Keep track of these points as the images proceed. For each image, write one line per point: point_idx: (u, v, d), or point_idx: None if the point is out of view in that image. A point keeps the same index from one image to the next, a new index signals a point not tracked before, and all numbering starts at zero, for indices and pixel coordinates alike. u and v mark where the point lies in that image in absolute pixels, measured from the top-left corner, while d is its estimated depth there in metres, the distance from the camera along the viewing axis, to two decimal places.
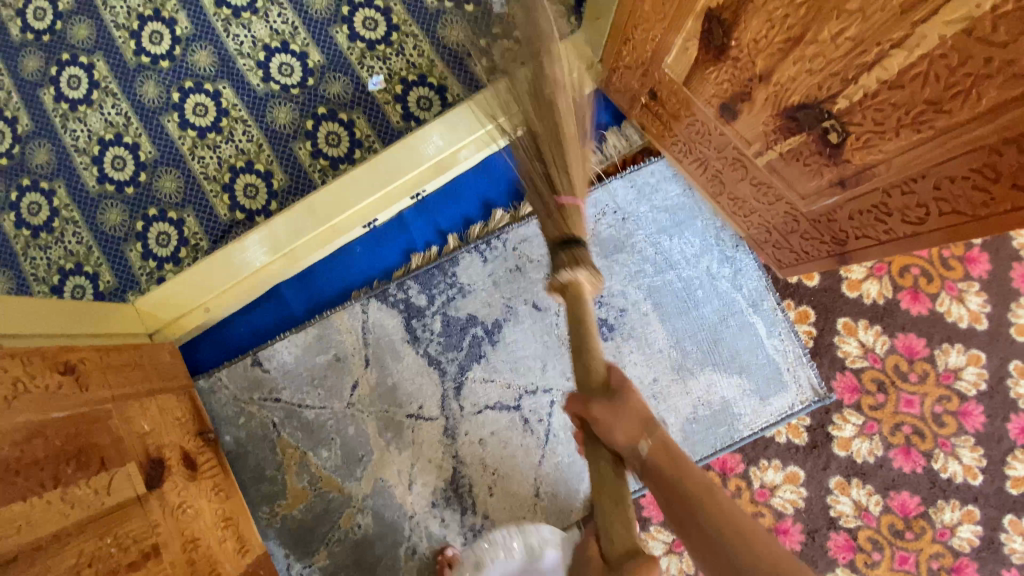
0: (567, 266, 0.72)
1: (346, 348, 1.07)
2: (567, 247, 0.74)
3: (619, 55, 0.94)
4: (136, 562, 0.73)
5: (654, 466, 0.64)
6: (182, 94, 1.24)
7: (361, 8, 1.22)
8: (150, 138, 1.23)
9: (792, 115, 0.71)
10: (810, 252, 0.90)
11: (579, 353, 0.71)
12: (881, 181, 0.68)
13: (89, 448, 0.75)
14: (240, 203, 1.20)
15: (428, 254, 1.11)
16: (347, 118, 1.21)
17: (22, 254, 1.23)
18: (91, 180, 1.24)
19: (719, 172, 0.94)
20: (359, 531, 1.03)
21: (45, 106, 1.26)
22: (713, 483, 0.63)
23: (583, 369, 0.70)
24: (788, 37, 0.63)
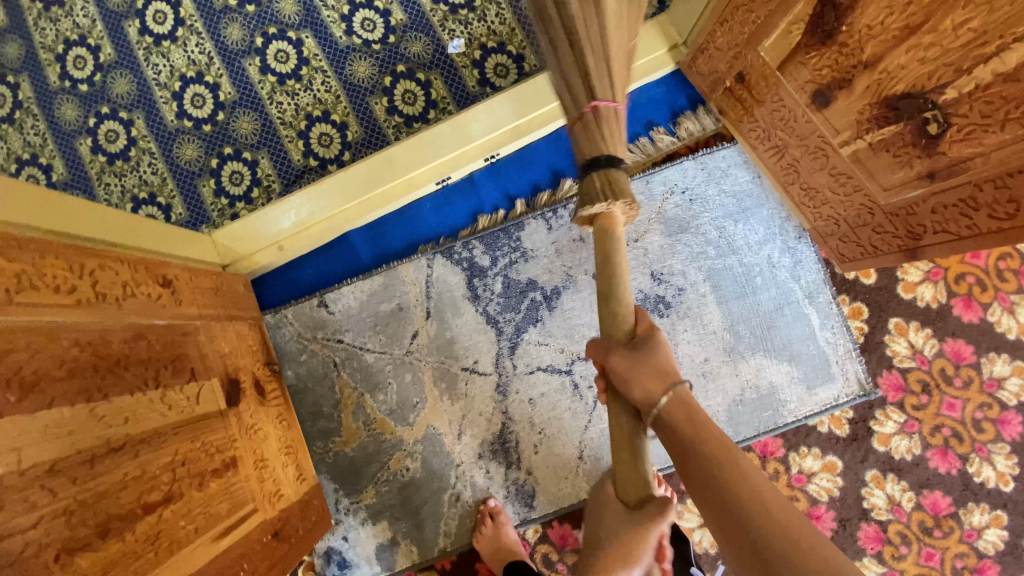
0: (602, 195, 0.67)
1: (409, 298, 1.11)
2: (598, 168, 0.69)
3: (712, 35, 0.95)
4: (219, 470, 0.77)
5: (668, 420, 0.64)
6: (265, 39, 1.26)
7: None
8: (230, 79, 1.26)
9: (892, 104, 0.72)
10: (879, 247, 0.91)
11: (607, 298, 0.69)
12: (973, 175, 0.68)
13: (181, 357, 0.78)
14: (314, 150, 1.24)
15: (495, 217, 1.14)
16: (424, 78, 1.23)
17: (97, 179, 1.27)
18: (169, 114, 1.27)
19: (797, 161, 0.96)
20: (407, 474, 1.07)
21: (129, 37, 1.29)
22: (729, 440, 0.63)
23: (610, 317, 0.70)
24: (907, 24, 0.65)
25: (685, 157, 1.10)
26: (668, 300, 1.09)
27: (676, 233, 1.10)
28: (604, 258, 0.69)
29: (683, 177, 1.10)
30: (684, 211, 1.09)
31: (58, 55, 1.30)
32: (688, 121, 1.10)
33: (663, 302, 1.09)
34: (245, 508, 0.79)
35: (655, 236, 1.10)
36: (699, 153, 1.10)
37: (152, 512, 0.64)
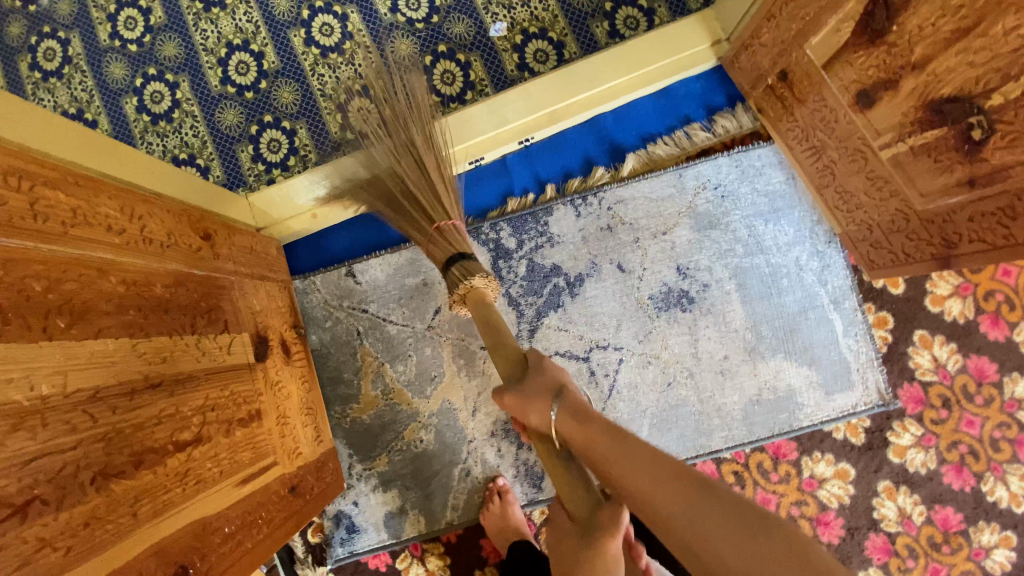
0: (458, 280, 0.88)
1: (434, 274, 1.13)
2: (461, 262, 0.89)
3: (758, 31, 0.95)
4: (244, 420, 0.79)
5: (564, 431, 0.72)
6: (312, 12, 1.28)
7: None
8: (275, 49, 1.29)
9: (938, 107, 0.72)
10: (911, 255, 0.90)
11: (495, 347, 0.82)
12: (1015, 184, 0.68)
13: (217, 309, 0.81)
14: (351, 124, 1.26)
15: (524, 201, 1.15)
16: (464, 60, 1.25)
17: (140, 138, 1.31)
18: (214, 79, 1.30)
19: (833, 163, 0.95)
20: (420, 445, 1.09)
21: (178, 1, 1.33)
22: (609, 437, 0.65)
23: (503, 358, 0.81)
24: (959, 27, 0.65)
25: (719, 154, 1.10)
26: (691, 295, 1.09)
27: (704, 229, 1.10)
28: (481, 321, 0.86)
29: (716, 174, 1.10)
30: (714, 207, 1.09)
31: (111, 15, 1.34)
32: (723, 119, 1.10)
33: (686, 296, 1.09)
34: (266, 459, 0.82)
35: (683, 230, 1.10)
36: (734, 150, 1.10)
37: (182, 450, 0.66)
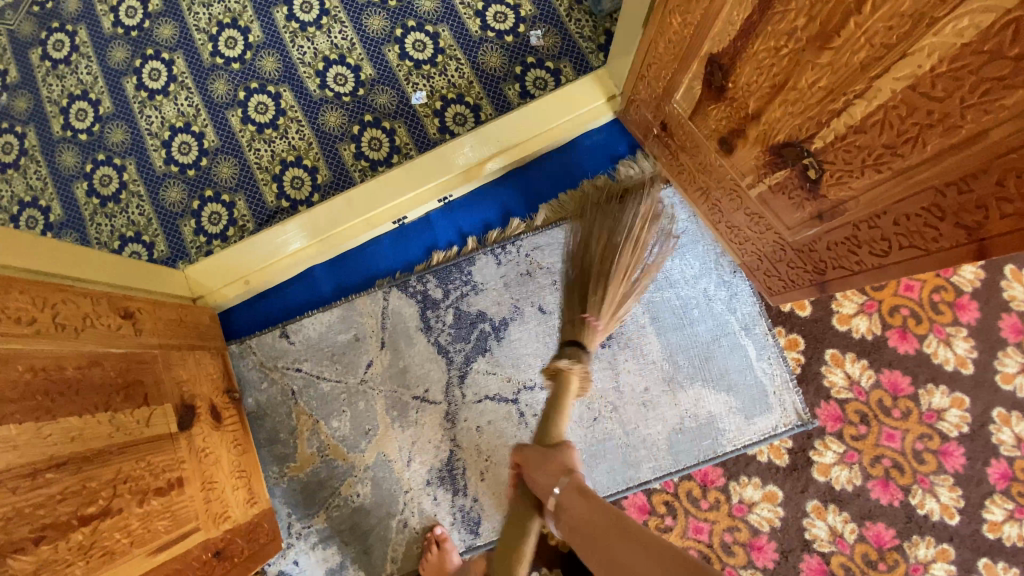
0: (567, 356, 0.87)
1: (365, 329, 1.18)
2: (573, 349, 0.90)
3: (636, 89, 1.05)
4: (163, 488, 0.83)
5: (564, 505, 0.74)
6: (248, 92, 1.40)
7: (413, 32, 1.38)
8: (214, 128, 1.39)
9: (778, 152, 0.78)
10: (796, 280, 0.96)
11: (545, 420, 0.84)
12: (851, 216, 0.74)
13: (136, 384, 0.86)
14: (286, 192, 1.34)
15: (449, 253, 1.21)
16: (389, 127, 1.35)
17: (90, 220, 1.38)
18: (158, 160, 1.39)
19: (718, 202, 1.03)
20: (357, 499, 1.12)
21: (126, 92, 1.44)
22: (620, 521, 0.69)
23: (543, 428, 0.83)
24: (774, 83, 0.71)
25: None
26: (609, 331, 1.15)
27: None
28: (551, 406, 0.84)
29: None
30: None
31: (64, 109, 1.45)
32: (626, 165, 1.19)
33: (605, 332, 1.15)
34: (187, 526, 0.85)
35: None
36: None
37: (88, 523, 0.70)
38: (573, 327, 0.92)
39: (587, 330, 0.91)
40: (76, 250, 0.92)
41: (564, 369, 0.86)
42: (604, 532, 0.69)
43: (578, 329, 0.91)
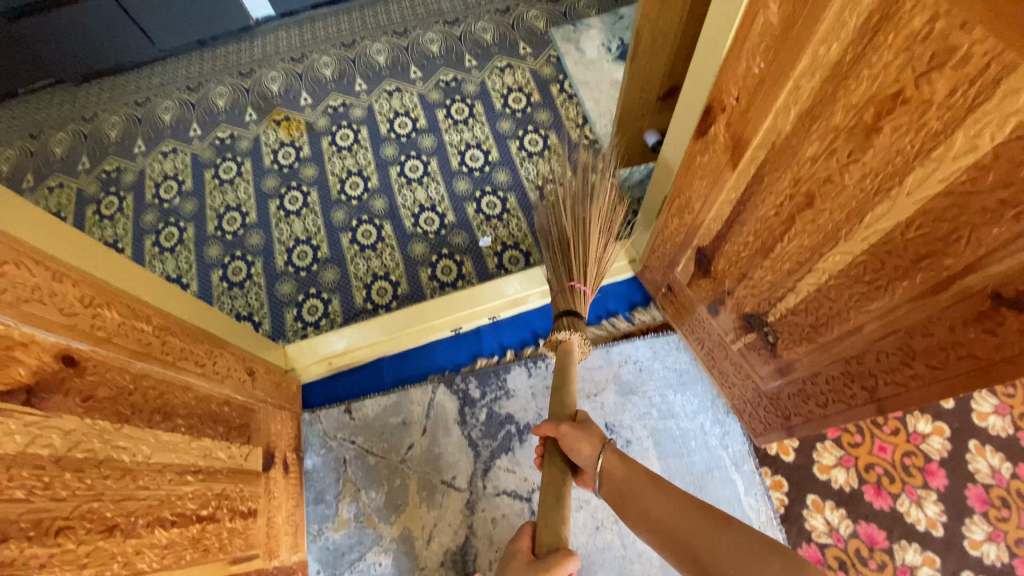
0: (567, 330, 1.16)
1: (413, 415, 1.43)
2: (569, 316, 1.20)
3: (650, 257, 1.40)
4: (245, 513, 1.04)
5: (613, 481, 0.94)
6: (359, 222, 1.86)
7: (488, 195, 1.88)
8: (328, 244, 1.82)
9: (748, 320, 1.07)
10: (771, 424, 1.18)
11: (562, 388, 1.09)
12: (800, 374, 0.99)
13: (245, 426, 1.12)
14: (372, 298, 1.72)
15: (490, 360, 1.50)
16: (460, 260, 1.76)
17: (217, 299, 1.77)
18: (280, 261, 1.81)
19: (712, 351, 1.30)
20: (380, 567, 1.28)
21: (269, 209, 1.93)
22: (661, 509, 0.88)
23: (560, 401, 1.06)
24: (740, 272, 1.02)
25: (637, 337, 1.47)
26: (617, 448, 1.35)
27: (626, 394, 1.40)
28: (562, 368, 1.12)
29: (634, 353, 1.44)
30: (634, 377, 1.42)
31: (220, 215, 1.94)
32: (641, 312, 1.51)
33: None
34: (252, 551, 1.04)
35: (610, 394, 1.40)
36: (648, 335, 1.47)
37: (200, 522, 0.91)
38: (564, 296, 1.22)
39: (575, 297, 1.20)
40: (220, 313, 1.20)
41: (565, 341, 1.14)
42: (641, 490, 0.91)
43: (570, 296, 1.21)
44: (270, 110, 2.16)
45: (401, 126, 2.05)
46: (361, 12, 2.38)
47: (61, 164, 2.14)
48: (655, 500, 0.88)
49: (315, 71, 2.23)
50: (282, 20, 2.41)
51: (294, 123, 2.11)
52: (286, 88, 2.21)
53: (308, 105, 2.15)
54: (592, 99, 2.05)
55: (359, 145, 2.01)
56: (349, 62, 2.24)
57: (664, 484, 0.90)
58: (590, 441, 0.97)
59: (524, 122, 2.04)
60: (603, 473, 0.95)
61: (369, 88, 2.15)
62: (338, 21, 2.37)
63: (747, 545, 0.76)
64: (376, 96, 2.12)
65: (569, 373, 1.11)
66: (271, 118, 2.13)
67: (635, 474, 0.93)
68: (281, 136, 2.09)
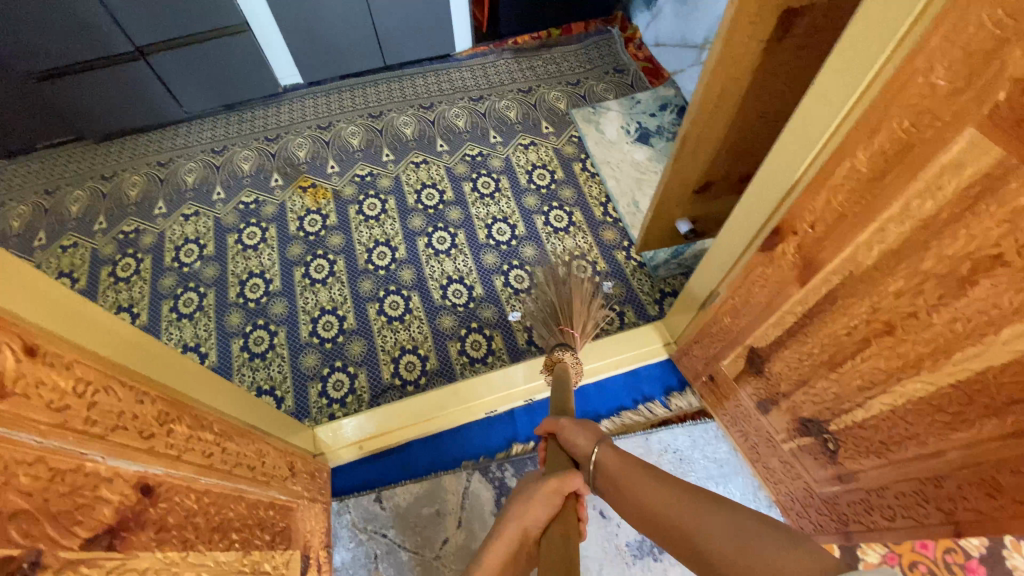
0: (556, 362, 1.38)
1: (447, 505, 1.38)
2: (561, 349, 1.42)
3: (691, 347, 1.42)
4: None
5: (604, 465, 1.01)
6: (386, 292, 1.85)
7: (516, 269, 1.91)
8: (354, 314, 1.80)
9: (805, 424, 1.08)
10: (824, 526, 1.16)
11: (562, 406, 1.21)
12: (864, 484, 0.99)
13: (286, 529, 1.06)
14: (400, 373, 1.68)
15: (527, 446, 1.47)
16: (489, 333, 1.75)
17: (236, 370, 1.72)
18: (304, 331, 1.78)
19: (756, 445, 1.30)
20: None
21: (293, 277, 1.91)
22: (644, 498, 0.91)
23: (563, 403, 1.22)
24: (800, 378, 1.04)
25: (675, 424, 1.46)
26: None
27: None
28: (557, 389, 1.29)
29: (673, 441, 1.43)
30: (675, 468, 1.40)
31: (242, 281, 1.91)
32: (677, 398, 1.50)
33: None
34: None
35: None
36: (687, 422, 1.46)
37: None
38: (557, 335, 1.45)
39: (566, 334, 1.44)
40: (258, 398, 1.14)
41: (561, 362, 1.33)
42: (629, 477, 0.96)
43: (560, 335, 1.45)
44: (296, 176, 2.19)
45: (429, 198, 2.12)
46: (388, 86, 2.48)
47: (77, 223, 2.10)
48: (643, 487, 0.93)
49: (343, 140, 2.29)
50: (310, 89, 2.48)
51: (320, 189, 2.14)
52: (313, 155, 2.25)
53: (335, 173, 2.19)
54: (613, 178, 2.13)
55: (388, 216, 2.06)
56: (377, 133, 2.31)
57: (655, 471, 0.95)
58: (587, 434, 1.08)
59: (549, 197, 2.10)
60: (597, 463, 1.03)
61: (398, 159, 2.23)
62: (366, 92, 2.46)
63: (739, 527, 0.75)
64: (403, 168, 2.20)
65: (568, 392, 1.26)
66: (298, 184, 2.16)
67: (625, 465, 0.99)
68: (307, 202, 2.10)
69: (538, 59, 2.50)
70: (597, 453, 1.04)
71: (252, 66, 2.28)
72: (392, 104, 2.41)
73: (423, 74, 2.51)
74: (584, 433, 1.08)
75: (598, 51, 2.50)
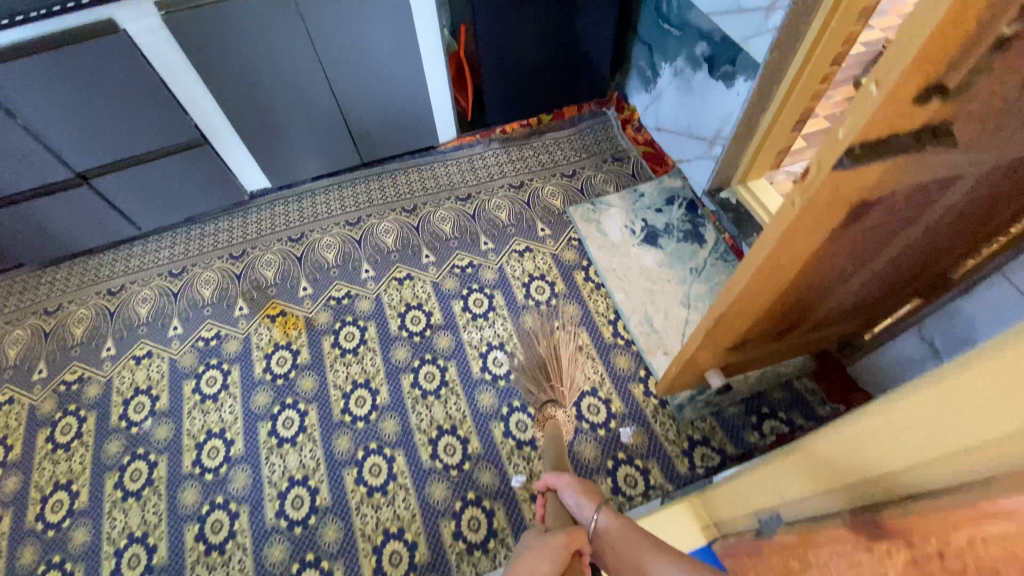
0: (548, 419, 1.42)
1: None
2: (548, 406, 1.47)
3: None
4: None
5: (606, 529, 0.95)
6: (366, 452, 1.58)
7: (517, 413, 1.63)
8: (329, 485, 1.53)
9: None
10: None
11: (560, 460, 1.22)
12: None
13: None
14: (383, 567, 1.40)
15: None
16: (489, 506, 1.47)
17: (189, 570, 1.44)
18: (270, 512, 1.50)
19: None
20: None
21: (258, 436, 1.64)
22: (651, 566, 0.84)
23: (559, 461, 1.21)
24: None
25: None
26: None
27: None
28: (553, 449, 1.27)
29: None
30: None
31: (198, 444, 1.64)
32: None
33: None
34: None
35: None
36: None
37: None
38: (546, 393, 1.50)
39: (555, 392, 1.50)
40: None
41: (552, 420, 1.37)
42: (631, 543, 0.90)
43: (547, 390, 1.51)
44: (264, 302, 1.93)
45: (414, 322, 1.86)
46: (366, 186, 2.26)
47: (12, 372, 1.83)
48: (648, 553, 0.86)
49: (316, 255, 2.05)
50: (280, 193, 2.26)
51: (290, 318, 1.87)
52: (282, 273, 2.00)
53: (307, 295, 1.93)
54: (620, 288, 1.88)
55: (367, 348, 1.79)
56: (355, 243, 2.08)
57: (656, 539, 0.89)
58: (591, 496, 1.03)
59: (549, 316, 1.85)
60: (597, 531, 0.96)
61: (377, 276, 1.98)
62: (341, 195, 2.24)
63: None
64: (384, 286, 1.95)
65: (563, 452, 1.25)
66: (266, 313, 1.90)
67: (628, 530, 0.93)
68: (275, 336, 1.83)
69: (529, 149, 2.30)
70: (598, 517, 0.98)
71: (214, 177, 2.06)
72: (371, 209, 2.18)
73: (404, 171, 2.31)
74: (589, 497, 1.03)
75: (593, 137, 2.30)
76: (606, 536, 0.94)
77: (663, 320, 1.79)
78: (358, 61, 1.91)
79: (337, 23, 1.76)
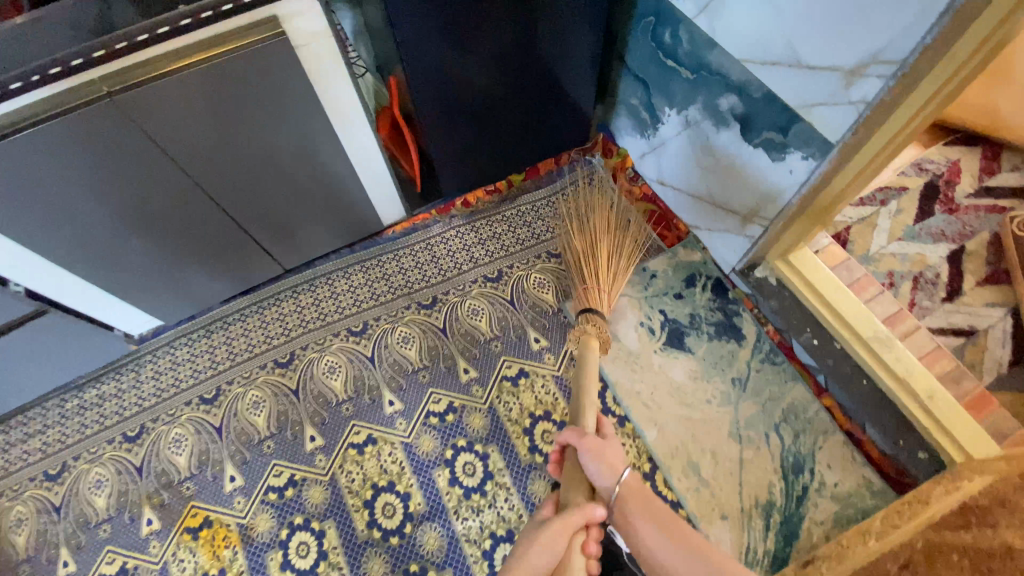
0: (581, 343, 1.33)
1: None
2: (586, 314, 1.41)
3: None
4: None
5: (625, 490, 1.03)
6: None
7: None
8: None
9: None
10: None
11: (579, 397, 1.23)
12: None
13: None
14: None
15: None
16: None
17: None
18: None
19: None
20: None
21: None
22: (661, 533, 0.98)
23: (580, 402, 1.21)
24: None
25: None
26: None
27: None
28: (577, 380, 1.26)
29: None
30: None
31: None
32: None
33: None
34: None
35: None
36: None
37: None
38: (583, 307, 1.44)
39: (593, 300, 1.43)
40: None
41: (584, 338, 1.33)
42: (645, 510, 1.01)
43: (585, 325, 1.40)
44: (179, 509, 1.42)
45: (388, 515, 1.37)
46: (294, 302, 1.68)
47: None
48: (662, 529, 0.98)
49: (239, 423, 1.51)
50: (180, 328, 1.67)
51: (219, 532, 1.38)
52: (197, 460, 1.47)
53: (237, 491, 1.42)
54: (649, 422, 1.45)
55: (330, 566, 1.32)
56: (290, 398, 1.53)
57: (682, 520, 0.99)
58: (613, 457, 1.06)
59: None
60: (619, 492, 1.03)
61: (327, 446, 1.46)
62: (262, 321, 1.66)
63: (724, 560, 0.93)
64: (338, 465, 1.43)
65: (585, 384, 1.25)
66: (185, 526, 1.39)
67: (644, 490, 1.04)
68: (202, 563, 1.35)
69: (502, 223, 1.77)
70: (625, 472, 1.05)
71: (73, 340, 1.45)
72: (306, 337, 1.62)
73: (342, 270, 1.72)
74: (609, 454, 1.07)
75: None
76: (620, 502, 1.03)
77: (712, 465, 1.39)
78: (255, 167, 1.32)
79: (209, 130, 1.17)
